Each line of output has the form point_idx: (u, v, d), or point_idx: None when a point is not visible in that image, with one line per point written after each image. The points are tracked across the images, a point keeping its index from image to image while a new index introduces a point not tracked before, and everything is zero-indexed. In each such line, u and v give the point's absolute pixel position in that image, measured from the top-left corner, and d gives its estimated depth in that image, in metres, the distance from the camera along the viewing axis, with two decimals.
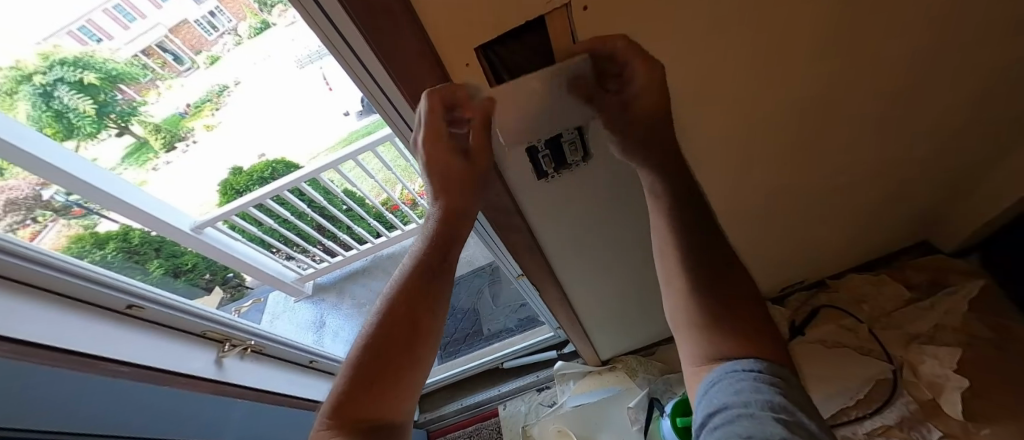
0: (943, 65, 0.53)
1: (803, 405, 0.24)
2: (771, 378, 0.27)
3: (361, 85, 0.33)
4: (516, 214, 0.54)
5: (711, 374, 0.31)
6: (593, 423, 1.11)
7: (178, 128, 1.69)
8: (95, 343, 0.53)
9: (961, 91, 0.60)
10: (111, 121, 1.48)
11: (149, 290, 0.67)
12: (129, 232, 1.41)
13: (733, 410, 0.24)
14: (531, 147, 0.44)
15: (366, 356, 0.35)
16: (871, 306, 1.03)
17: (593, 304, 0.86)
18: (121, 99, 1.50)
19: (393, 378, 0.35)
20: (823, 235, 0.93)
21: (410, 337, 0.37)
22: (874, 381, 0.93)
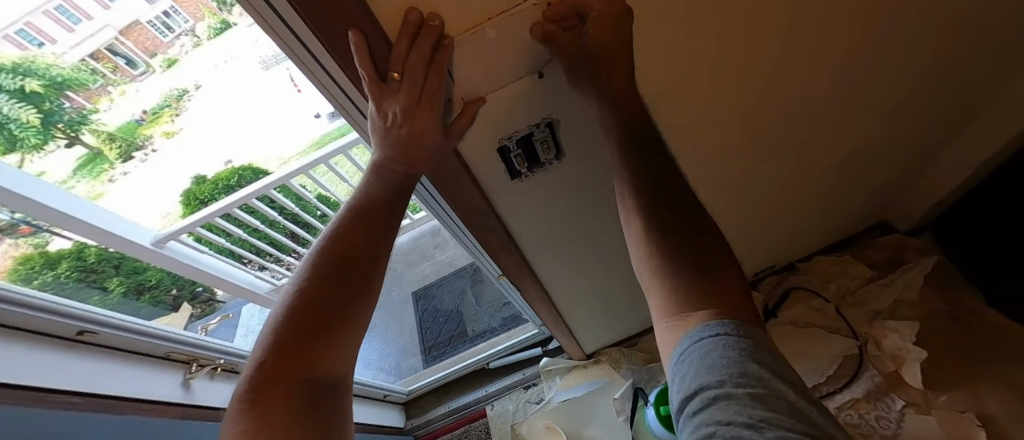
0: (895, 55, 0.55)
1: (775, 369, 0.24)
2: (739, 343, 0.25)
3: (315, 79, 0.32)
4: (492, 214, 0.53)
5: (679, 342, 0.29)
6: (581, 417, 1.11)
7: (135, 136, 1.61)
8: (42, 375, 0.49)
9: (912, 79, 0.63)
10: (59, 131, 1.35)
11: (102, 312, 0.61)
12: (83, 249, 1.35)
13: (708, 392, 0.23)
14: (501, 145, 0.43)
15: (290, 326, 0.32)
16: (836, 285, 1.08)
17: (574, 299, 0.87)
18: (69, 107, 1.37)
19: (327, 342, 0.33)
20: (792, 220, 0.96)
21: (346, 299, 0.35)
22: (842, 357, 0.97)
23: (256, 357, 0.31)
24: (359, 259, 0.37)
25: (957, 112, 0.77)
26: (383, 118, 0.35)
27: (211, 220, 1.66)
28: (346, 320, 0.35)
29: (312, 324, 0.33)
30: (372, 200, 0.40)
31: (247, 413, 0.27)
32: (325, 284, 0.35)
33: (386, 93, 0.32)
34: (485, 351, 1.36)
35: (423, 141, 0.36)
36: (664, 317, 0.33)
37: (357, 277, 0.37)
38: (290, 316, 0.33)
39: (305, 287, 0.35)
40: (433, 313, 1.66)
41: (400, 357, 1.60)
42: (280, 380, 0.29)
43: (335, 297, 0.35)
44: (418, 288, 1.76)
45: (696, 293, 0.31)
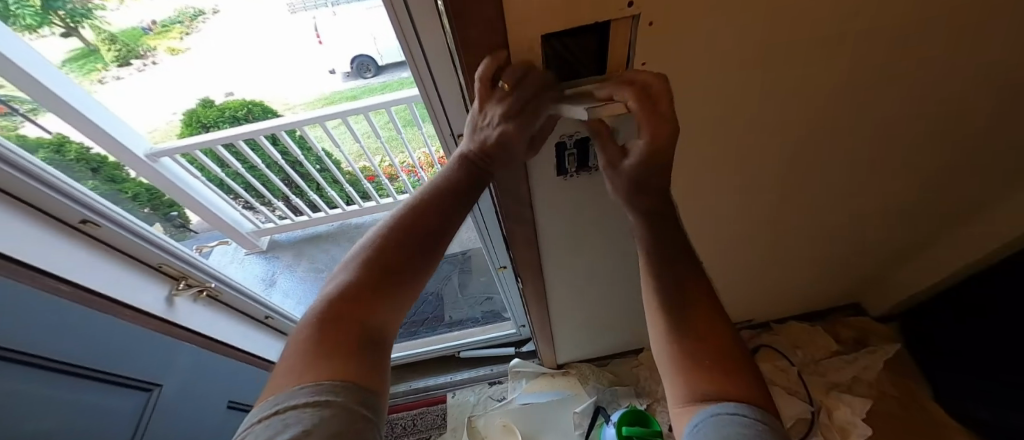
0: (912, 151, 0.61)
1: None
2: (756, 424, 0.25)
3: (391, 8, 0.33)
4: (527, 204, 0.54)
5: (694, 416, 0.28)
6: (539, 422, 1.14)
7: (137, 44, 1.54)
8: (39, 254, 0.48)
9: (924, 177, 0.68)
10: (58, 19, 1.23)
11: (108, 206, 0.60)
12: (64, 143, 1.15)
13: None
14: (560, 143, 0.45)
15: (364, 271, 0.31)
16: (803, 352, 1.14)
17: (567, 307, 0.89)
18: None
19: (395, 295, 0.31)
20: (779, 282, 1.01)
21: (428, 258, 0.34)
22: (795, 418, 1.01)
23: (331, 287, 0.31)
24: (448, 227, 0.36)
25: (949, 218, 0.83)
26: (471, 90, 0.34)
27: (212, 147, 1.63)
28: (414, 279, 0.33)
29: (383, 277, 0.31)
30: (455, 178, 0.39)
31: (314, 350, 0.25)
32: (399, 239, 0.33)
33: (487, 61, 0.32)
34: (458, 339, 1.37)
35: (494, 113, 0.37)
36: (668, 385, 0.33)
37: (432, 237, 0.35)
38: (370, 258, 0.32)
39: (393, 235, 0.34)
40: None
41: None
42: (351, 318, 0.28)
43: (416, 254, 0.33)
44: (404, 263, 1.76)
45: (695, 351, 0.33)
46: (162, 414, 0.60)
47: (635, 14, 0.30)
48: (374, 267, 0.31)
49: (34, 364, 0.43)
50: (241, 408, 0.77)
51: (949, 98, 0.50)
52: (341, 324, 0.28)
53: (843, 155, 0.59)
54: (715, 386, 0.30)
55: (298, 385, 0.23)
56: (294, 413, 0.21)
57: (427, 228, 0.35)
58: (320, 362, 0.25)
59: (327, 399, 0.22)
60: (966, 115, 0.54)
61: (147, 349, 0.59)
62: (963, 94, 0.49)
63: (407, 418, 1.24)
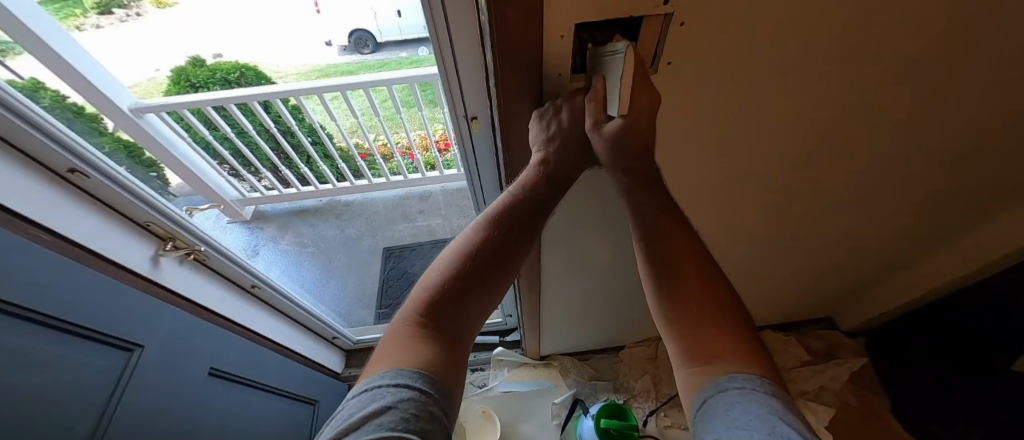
0: (898, 171, 0.64)
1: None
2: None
3: None
4: None
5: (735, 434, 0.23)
6: (518, 410, 1.16)
7: None
8: (26, 202, 0.46)
9: (905, 199, 0.72)
10: None
11: (97, 157, 0.57)
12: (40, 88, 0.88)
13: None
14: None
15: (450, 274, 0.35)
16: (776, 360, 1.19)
17: (557, 300, 0.90)
18: None
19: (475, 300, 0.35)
20: (760, 291, 1.06)
21: (503, 275, 0.37)
22: None
23: (418, 289, 0.35)
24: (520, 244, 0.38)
25: (924, 241, 0.88)
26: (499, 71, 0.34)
27: (201, 108, 1.58)
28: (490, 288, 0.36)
29: (467, 284, 0.35)
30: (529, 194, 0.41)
31: (410, 341, 0.30)
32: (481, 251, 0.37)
33: (517, 33, 0.30)
34: None
35: (513, 86, 0.36)
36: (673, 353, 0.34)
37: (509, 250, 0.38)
38: (455, 264, 0.36)
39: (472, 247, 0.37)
40: (400, 275, 1.66)
41: (353, 306, 1.58)
42: (432, 320, 0.32)
43: (491, 266, 0.37)
44: (393, 245, 1.74)
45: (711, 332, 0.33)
46: (141, 377, 0.58)
47: (669, 13, 0.31)
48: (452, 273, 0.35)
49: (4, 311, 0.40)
50: (223, 375, 0.76)
51: (940, 122, 0.53)
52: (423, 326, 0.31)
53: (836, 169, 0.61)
54: (725, 359, 0.30)
55: (387, 372, 0.27)
56: (385, 398, 0.25)
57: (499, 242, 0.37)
58: (413, 350, 0.29)
59: (415, 391, 0.26)
60: (952, 141, 0.58)
61: (133, 307, 0.58)
62: (952, 117, 0.52)
63: None
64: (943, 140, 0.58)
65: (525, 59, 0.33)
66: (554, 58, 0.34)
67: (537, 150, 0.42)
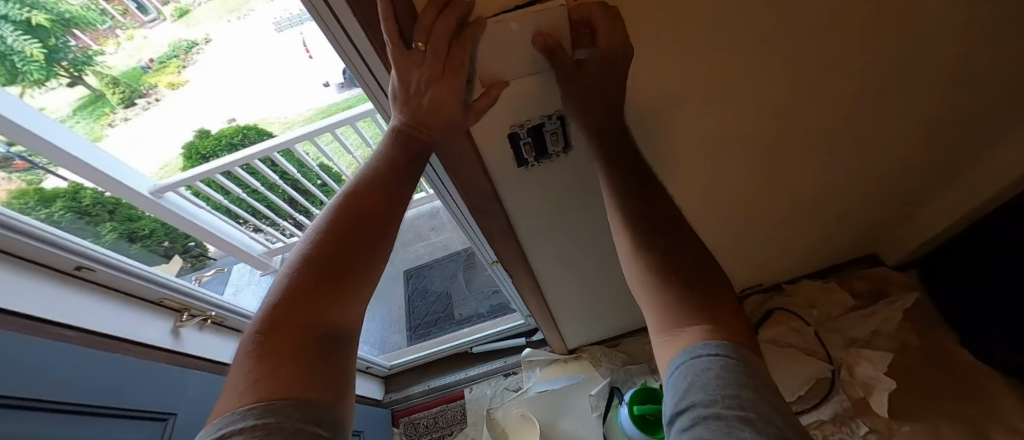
0: (901, 93, 0.57)
1: (761, 383, 0.26)
2: (736, 365, 0.26)
3: (340, 49, 0.35)
4: (493, 198, 0.53)
5: (674, 357, 0.30)
6: (555, 410, 1.15)
7: (138, 83, 1.63)
8: (42, 305, 0.50)
9: (920, 118, 0.64)
10: (63, 70, 1.35)
11: (99, 250, 0.62)
12: (80, 190, 1.30)
13: (691, 399, 0.25)
14: (512, 131, 0.44)
15: (300, 271, 0.30)
16: (818, 311, 1.11)
17: (563, 294, 0.88)
18: (74, 46, 1.39)
19: (338, 289, 0.31)
20: (785, 243, 0.98)
21: (363, 257, 0.33)
22: (815, 379, 1.00)
23: (260, 310, 0.28)
24: (373, 211, 0.36)
25: (957, 157, 0.78)
26: (401, 77, 0.34)
27: (211, 177, 1.63)
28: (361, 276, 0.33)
29: (325, 274, 0.31)
30: (386, 168, 0.38)
31: (255, 363, 0.24)
32: (335, 236, 0.33)
33: (412, 59, 0.33)
34: (469, 336, 1.38)
35: (442, 112, 0.37)
36: (651, 323, 0.35)
37: (368, 233, 0.35)
38: (304, 260, 0.31)
39: (315, 240, 0.33)
40: (423, 294, 1.68)
41: (385, 332, 1.62)
42: (300, 331, 0.27)
43: (348, 249, 0.33)
44: (410, 266, 1.78)
45: (692, 304, 0.32)
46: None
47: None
48: (303, 275, 0.30)
49: (58, 409, 0.45)
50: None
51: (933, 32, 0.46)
52: (285, 343, 0.26)
53: (822, 104, 0.56)
54: (705, 321, 0.31)
55: (244, 409, 0.21)
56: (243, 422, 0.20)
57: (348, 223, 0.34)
58: (264, 374, 0.23)
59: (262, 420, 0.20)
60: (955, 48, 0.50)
61: (163, 379, 0.62)
62: (944, 24, 0.46)
63: (429, 417, 1.27)
64: (946, 50, 0.50)
65: (426, 65, 0.33)
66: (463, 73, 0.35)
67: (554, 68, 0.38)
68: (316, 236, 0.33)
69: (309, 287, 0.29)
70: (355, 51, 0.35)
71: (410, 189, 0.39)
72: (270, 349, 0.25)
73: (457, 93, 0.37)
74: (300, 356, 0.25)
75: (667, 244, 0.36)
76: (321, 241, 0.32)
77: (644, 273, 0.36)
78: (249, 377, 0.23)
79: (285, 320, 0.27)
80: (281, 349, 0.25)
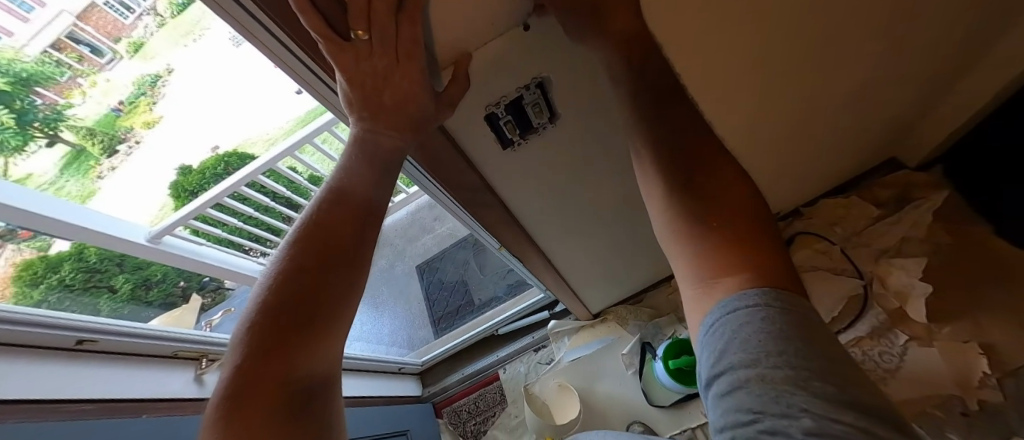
0: None
1: (811, 333, 0.22)
2: (781, 314, 0.22)
3: (279, 62, 0.31)
4: (484, 187, 0.49)
5: (707, 315, 0.26)
6: (592, 372, 1.17)
7: (115, 128, 1.56)
8: (59, 385, 0.49)
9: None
10: (38, 130, 1.36)
11: (99, 321, 0.61)
12: (83, 249, 1.35)
13: (733, 362, 0.22)
14: (489, 113, 0.40)
15: (265, 320, 0.27)
16: (842, 227, 1.07)
17: (577, 264, 0.85)
18: (41, 104, 1.38)
19: (310, 333, 0.28)
20: (801, 166, 0.93)
21: (336, 290, 0.30)
22: (848, 296, 0.98)
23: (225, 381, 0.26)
24: (342, 239, 0.31)
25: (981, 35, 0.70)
26: (353, 79, 0.29)
27: (204, 212, 1.58)
28: (336, 312, 0.30)
29: (293, 319, 0.28)
30: (352, 181, 0.33)
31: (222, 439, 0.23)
32: (303, 273, 0.29)
33: (355, 51, 0.28)
34: (492, 319, 1.37)
35: (407, 107, 0.32)
36: (682, 277, 0.31)
37: (340, 261, 0.31)
38: (269, 303, 0.28)
39: (277, 283, 0.29)
40: (438, 286, 1.68)
41: (411, 329, 1.63)
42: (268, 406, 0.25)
43: (317, 284, 0.29)
44: (421, 262, 1.77)
45: (730, 253, 0.27)
46: None
47: None
48: (265, 336, 0.27)
49: None
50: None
51: None
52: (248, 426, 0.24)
53: None
54: (745, 269, 0.26)
55: None
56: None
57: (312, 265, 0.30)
58: None
59: None
60: None
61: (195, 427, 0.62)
62: None
63: (470, 403, 1.29)
64: None
65: (377, 57, 0.28)
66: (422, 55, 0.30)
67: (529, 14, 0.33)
68: (280, 274, 0.29)
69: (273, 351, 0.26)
70: (295, 59, 0.30)
71: (380, 197, 0.34)
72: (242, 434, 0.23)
73: (421, 82, 0.31)
74: (269, 431, 0.24)
75: (687, 186, 0.31)
76: (283, 291, 0.29)
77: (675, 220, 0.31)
78: None
79: (249, 394, 0.25)
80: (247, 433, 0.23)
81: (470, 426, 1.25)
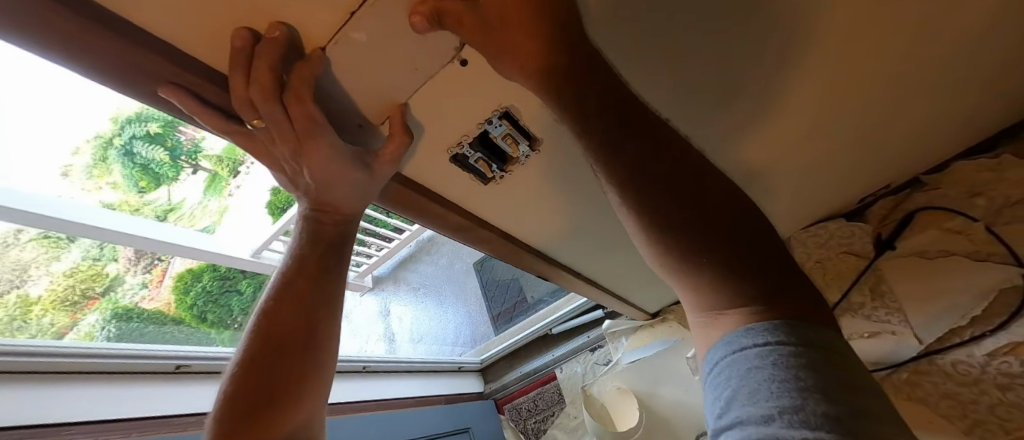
0: None
1: (854, 380, 0.16)
2: (800, 357, 0.17)
3: None
4: (479, 220, 0.48)
5: (717, 349, 0.21)
6: (654, 376, 1.09)
7: (238, 154, 1.37)
8: (160, 405, 0.61)
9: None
10: (184, 162, 1.28)
11: (186, 349, 0.72)
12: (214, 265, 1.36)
13: (742, 401, 0.17)
14: (455, 153, 0.39)
15: (232, 407, 0.40)
16: (988, 198, 0.81)
17: (622, 272, 0.78)
18: (185, 139, 1.24)
19: (264, 415, 0.40)
20: (917, 126, 0.71)
21: (286, 380, 0.42)
22: (995, 292, 0.75)
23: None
24: (287, 340, 0.43)
25: None
26: (268, 158, 0.34)
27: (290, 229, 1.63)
28: (288, 394, 0.42)
29: (251, 406, 0.40)
30: (289, 292, 0.43)
31: None
32: (257, 370, 0.41)
33: (258, 138, 0.32)
34: (547, 318, 1.35)
35: (329, 171, 0.35)
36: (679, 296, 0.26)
37: (286, 356, 0.43)
38: (234, 395, 0.40)
39: (239, 379, 0.41)
40: (495, 283, 1.71)
41: (475, 325, 1.68)
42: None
43: (268, 378, 0.41)
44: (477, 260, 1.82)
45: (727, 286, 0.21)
46: None
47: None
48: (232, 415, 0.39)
49: None
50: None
51: None
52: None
53: None
54: (751, 304, 0.21)
55: None
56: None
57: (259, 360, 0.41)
58: None
59: None
60: None
61: None
62: None
63: (529, 401, 1.31)
64: None
65: (279, 138, 0.32)
66: (328, 129, 0.31)
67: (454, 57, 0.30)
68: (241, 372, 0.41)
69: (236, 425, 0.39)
70: None
71: (319, 302, 0.44)
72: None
73: (336, 148, 0.33)
74: None
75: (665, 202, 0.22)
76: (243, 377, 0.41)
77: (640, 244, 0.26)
78: None
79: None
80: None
81: (531, 424, 1.26)
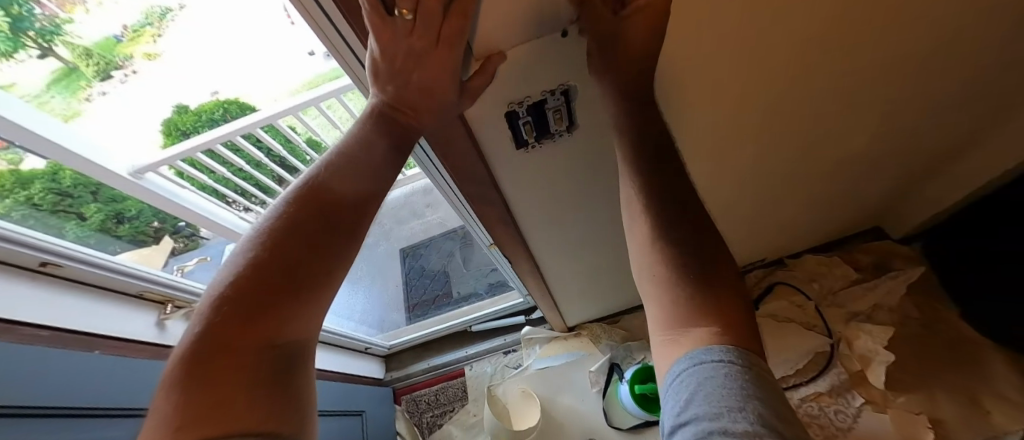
0: (925, 63, 0.52)
1: (770, 389, 0.23)
2: (741, 376, 0.23)
3: (324, 38, 0.31)
4: (491, 184, 0.48)
5: (675, 363, 0.27)
6: (556, 385, 1.17)
7: (114, 54, 1.29)
8: (13, 303, 0.47)
9: (966, 74, 0.58)
10: (30, 40, 1.10)
11: (68, 245, 0.58)
12: (59, 170, 1.14)
13: (699, 415, 0.22)
14: (510, 111, 0.38)
15: (249, 273, 0.26)
16: (820, 284, 1.10)
17: (566, 276, 0.86)
18: (40, 14, 1.11)
19: (296, 297, 0.27)
20: (795, 217, 0.95)
21: (328, 260, 0.30)
22: (814, 353, 1.00)
23: (186, 352, 0.22)
24: (340, 210, 0.32)
25: (977, 128, 0.74)
26: (380, 48, 0.30)
27: (193, 156, 1.39)
28: (326, 280, 0.30)
29: (278, 277, 0.27)
30: (351, 158, 0.35)
31: (180, 393, 0.20)
32: (295, 234, 0.29)
33: (396, 28, 0.28)
34: (468, 314, 1.37)
35: (432, 93, 0.34)
36: (650, 323, 0.31)
37: (335, 229, 0.31)
38: (255, 258, 0.27)
39: (268, 241, 0.28)
40: (420, 272, 1.66)
41: (386, 311, 1.61)
42: (246, 381, 0.22)
43: (307, 249, 0.29)
44: (407, 245, 1.74)
45: (708, 305, 0.27)
46: None
47: None
48: (240, 311, 0.24)
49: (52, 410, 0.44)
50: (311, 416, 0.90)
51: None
52: (225, 400, 0.21)
53: (834, 78, 0.52)
54: (715, 323, 0.26)
55: None
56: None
57: (294, 246, 0.29)
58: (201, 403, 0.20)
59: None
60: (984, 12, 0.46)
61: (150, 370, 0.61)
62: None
63: (430, 394, 1.28)
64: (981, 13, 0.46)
65: (417, 33, 0.29)
66: (458, 43, 0.30)
67: (577, 23, 0.32)
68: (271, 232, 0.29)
69: (247, 328, 0.24)
70: (340, 37, 0.31)
71: (387, 181, 0.36)
72: (217, 413, 0.20)
73: (450, 66, 0.32)
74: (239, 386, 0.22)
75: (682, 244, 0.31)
76: (265, 264, 0.27)
77: (652, 265, 0.32)
78: (182, 409, 0.20)
79: (215, 372, 0.22)
80: (220, 409, 0.20)
81: (428, 418, 1.24)
